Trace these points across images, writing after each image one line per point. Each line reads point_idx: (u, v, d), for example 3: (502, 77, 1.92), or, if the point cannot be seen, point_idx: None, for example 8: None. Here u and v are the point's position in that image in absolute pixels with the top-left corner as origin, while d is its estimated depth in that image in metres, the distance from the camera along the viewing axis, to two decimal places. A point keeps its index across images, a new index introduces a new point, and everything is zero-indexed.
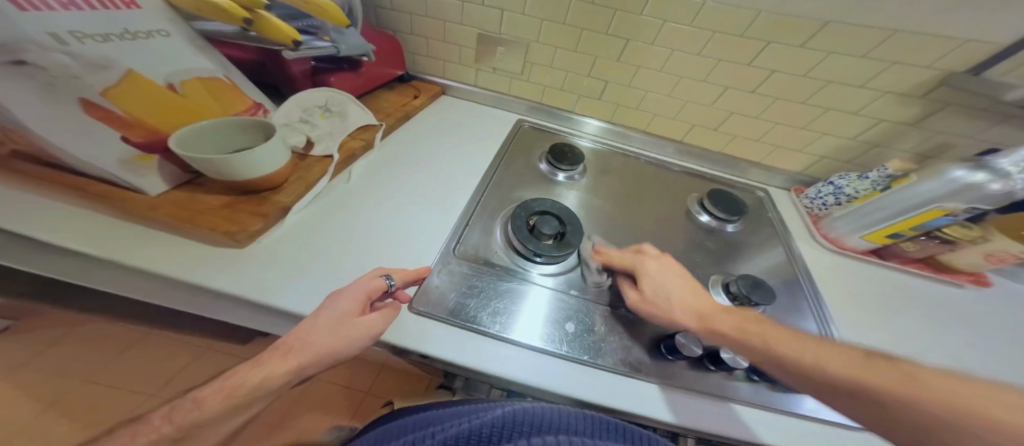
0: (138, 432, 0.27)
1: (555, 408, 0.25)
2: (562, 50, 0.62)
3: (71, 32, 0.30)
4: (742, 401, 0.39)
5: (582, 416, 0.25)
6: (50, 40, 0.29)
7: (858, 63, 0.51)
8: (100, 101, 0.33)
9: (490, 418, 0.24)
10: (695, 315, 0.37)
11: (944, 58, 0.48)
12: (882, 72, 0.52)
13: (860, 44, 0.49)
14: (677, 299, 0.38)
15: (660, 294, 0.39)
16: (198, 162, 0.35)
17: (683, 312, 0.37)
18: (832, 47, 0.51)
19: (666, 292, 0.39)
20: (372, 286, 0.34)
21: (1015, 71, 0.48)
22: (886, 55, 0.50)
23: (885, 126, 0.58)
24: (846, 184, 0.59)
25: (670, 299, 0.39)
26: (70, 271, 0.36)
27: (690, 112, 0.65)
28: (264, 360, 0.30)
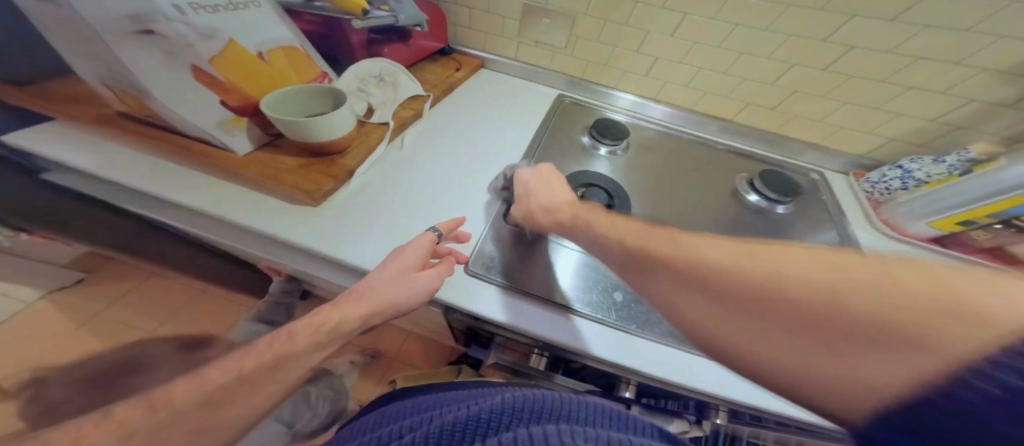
0: (244, 354, 0.31)
1: (552, 399, 0.25)
2: (610, 23, 0.60)
3: (189, 4, 0.34)
4: None
5: (582, 407, 0.25)
6: (175, 12, 0.33)
7: (957, 37, 0.47)
8: (207, 67, 0.36)
9: (487, 406, 0.24)
10: (543, 211, 0.40)
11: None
12: (983, 49, 0.47)
13: (955, 13, 0.45)
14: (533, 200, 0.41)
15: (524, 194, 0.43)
16: (283, 125, 0.38)
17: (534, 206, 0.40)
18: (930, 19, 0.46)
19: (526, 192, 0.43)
20: (427, 244, 0.37)
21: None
22: (994, 28, 0.45)
23: (977, 106, 0.52)
24: (918, 168, 0.54)
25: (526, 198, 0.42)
26: (169, 212, 0.41)
27: (745, 90, 0.62)
28: (341, 302, 0.33)
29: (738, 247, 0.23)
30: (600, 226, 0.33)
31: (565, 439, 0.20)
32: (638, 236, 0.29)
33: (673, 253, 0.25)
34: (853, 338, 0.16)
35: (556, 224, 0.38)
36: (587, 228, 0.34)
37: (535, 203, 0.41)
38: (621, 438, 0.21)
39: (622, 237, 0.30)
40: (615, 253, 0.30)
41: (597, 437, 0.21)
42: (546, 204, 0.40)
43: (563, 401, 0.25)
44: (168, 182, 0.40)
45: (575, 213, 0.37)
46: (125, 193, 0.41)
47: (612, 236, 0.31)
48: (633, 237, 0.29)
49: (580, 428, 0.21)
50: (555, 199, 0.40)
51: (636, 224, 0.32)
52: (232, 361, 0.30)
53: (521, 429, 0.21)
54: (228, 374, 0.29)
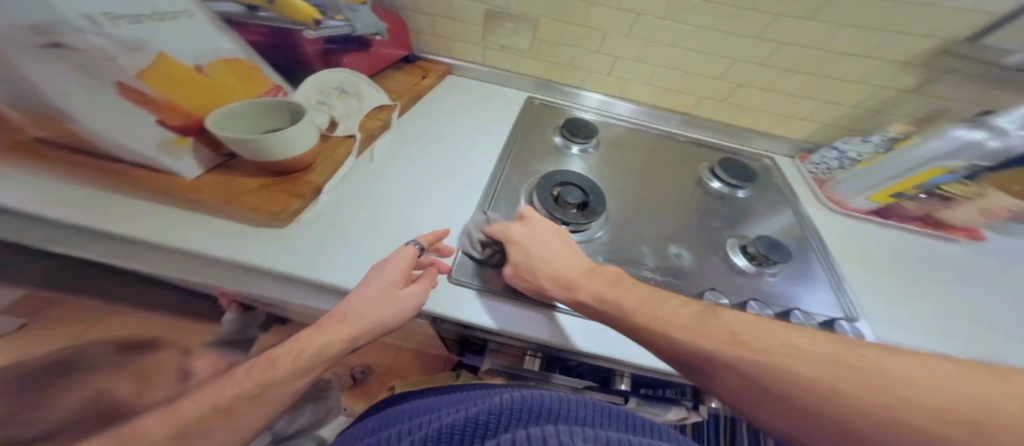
0: (223, 385, 0.29)
1: (552, 400, 0.25)
2: (571, 25, 0.61)
3: (104, 14, 0.29)
4: None
5: (579, 406, 0.25)
6: (86, 23, 0.28)
7: (868, 35, 0.52)
8: (135, 83, 0.33)
9: (485, 408, 0.24)
10: (558, 284, 0.35)
11: (948, 23, 0.49)
12: (884, 43, 0.53)
13: (865, 12, 0.50)
14: (542, 266, 0.36)
15: (529, 260, 0.37)
16: (236, 143, 0.36)
17: (547, 276, 0.35)
18: (840, 19, 0.52)
19: (529, 258, 0.37)
20: (407, 257, 0.36)
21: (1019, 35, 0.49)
22: (892, 24, 0.51)
23: (889, 95, 0.59)
24: (850, 148, 0.61)
25: (533, 264, 0.36)
26: (108, 250, 0.37)
27: (697, 85, 0.65)
28: (323, 325, 0.31)
29: (830, 356, 0.20)
30: (652, 319, 0.28)
31: (564, 438, 0.20)
32: (701, 335, 0.25)
33: (749, 357, 0.22)
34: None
35: (575, 304, 0.34)
36: (630, 316, 0.29)
37: (548, 274, 0.35)
38: (621, 438, 0.22)
39: (678, 332, 0.26)
40: (671, 350, 0.26)
41: (595, 437, 0.21)
42: (563, 276, 0.35)
43: (563, 401, 0.25)
44: (105, 213, 0.36)
45: (602, 289, 0.33)
46: (49, 228, 0.36)
47: (665, 330, 0.27)
48: (695, 335, 0.25)
49: (579, 429, 0.21)
50: (570, 268, 0.36)
51: (695, 313, 0.27)
52: (209, 393, 0.28)
53: (521, 430, 0.21)
54: (201, 407, 0.27)
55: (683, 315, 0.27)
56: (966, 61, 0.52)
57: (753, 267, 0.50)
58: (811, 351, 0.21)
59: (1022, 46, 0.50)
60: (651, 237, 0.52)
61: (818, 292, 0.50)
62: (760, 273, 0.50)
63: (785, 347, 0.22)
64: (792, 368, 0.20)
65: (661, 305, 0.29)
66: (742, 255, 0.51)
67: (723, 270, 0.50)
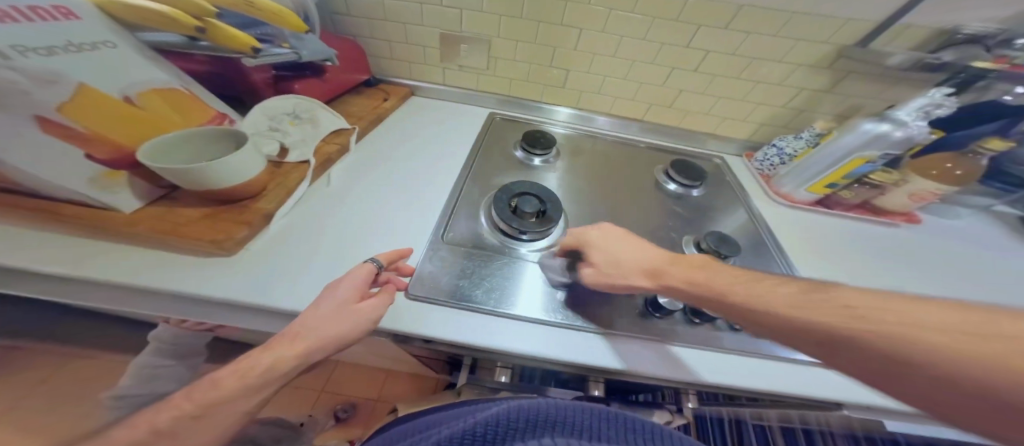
0: (162, 407, 0.29)
1: (558, 405, 0.25)
2: (522, 44, 0.65)
3: (11, 46, 0.29)
4: (734, 349, 0.42)
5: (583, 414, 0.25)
6: None
7: (773, 40, 0.58)
8: (56, 118, 0.32)
9: (485, 416, 0.23)
10: (645, 274, 0.37)
11: (843, 29, 0.56)
12: (792, 48, 0.58)
13: (768, 23, 0.56)
14: (626, 261, 0.39)
15: (612, 262, 0.39)
16: (169, 173, 0.35)
17: (632, 268, 0.38)
18: (749, 28, 0.57)
19: (616, 258, 0.39)
20: (364, 272, 0.35)
21: (892, 42, 0.56)
22: (794, 33, 0.56)
23: (808, 93, 0.64)
24: (786, 144, 0.67)
25: (617, 263, 0.39)
26: (32, 288, 0.35)
27: (646, 93, 0.70)
28: (274, 345, 0.31)
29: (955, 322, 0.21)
30: (764, 301, 0.29)
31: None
32: (818, 311, 0.26)
33: (866, 330, 0.23)
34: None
35: (668, 291, 0.36)
36: (733, 297, 0.31)
37: (631, 267, 0.38)
38: None
39: (783, 309, 0.28)
40: (782, 327, 0.28)
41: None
42: (648, 268, 0.38)
43: (567, 404, 0.25)
44: (22, 248, 0.34)
45: (696, 275, 0.35)
46: None
47: (770, 308, 0.29)
48: (808, 312, 0.27)
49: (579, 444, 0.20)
50: (646, 259, 0.38)
51: (803, 292, 0.29)
52: (144, 416, 0.29)
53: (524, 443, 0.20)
54: (138, 432, 0.28)
55: (791, 290, 0.29)
56: (864, 63, 0.58)
57: None
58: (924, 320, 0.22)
59: (902, 48, 0.56)
60: None
61: None
62: None
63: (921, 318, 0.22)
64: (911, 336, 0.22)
65: (766, 286, 0.31)
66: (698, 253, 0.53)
67: None
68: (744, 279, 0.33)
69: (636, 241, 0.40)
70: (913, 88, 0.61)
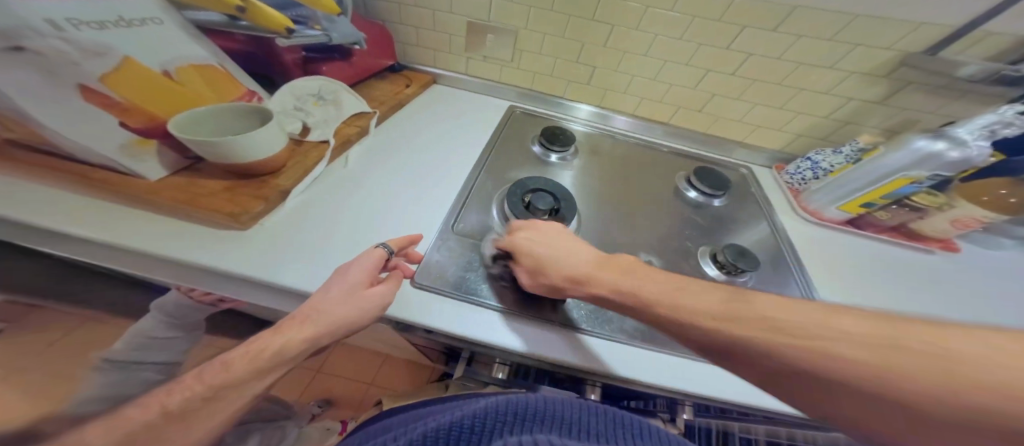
0: (174, 389, 0.29)
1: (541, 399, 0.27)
2: (550, 37, 0.63)
3: (68, 19, 0.30)
4: None
5: (568, 409, 0.27)
6: (49, 27, 0.29)
7: (825, 45, 0.54)
8: (98, 87, 0.33)
9: (471, 411, 0.24)
10: (573, 281, 0.35)
11: (901, 37, 0.52)
12: (846, 55, 0.55)
13: (823, 25, 0.52)
14: (558, 265, 0.36)
15: (543, 265, 0.36)
16: (199, 146, 0.36)
17: (559, 274, 0.35)
18: (802, 31, 0.53)
19: (541, 261, 0.37)
20: (376, 257, 0.35)
21: (967, 50, 0.52)
22: (849, 37, 0.53)
23: (855, 104, 0.60)
24: (822, 159, 0.62)
25: (544, 267, 0.36)
26: (72, 251, 0.37)
27: (675, 96, 0.67)
28: (284, 328, 0.31)
29: (868, 334, 0.21)
30: (682, 309, 0.28)
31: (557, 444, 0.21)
32: (778, 339, 0.23)
33: (788, 344, 0.22)
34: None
35: (594, 298, 0.35)
36: (650, 306, 0.31)
37: (559, 273, 0.36)
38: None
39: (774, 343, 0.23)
40: (771, 364, 0.23)
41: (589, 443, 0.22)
42: (574, 273, 0.35)
43: (548, 399, 0.27)
44: (56, 211, 0.36)
45: (621, 282, 0.33)
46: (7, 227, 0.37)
47: (746, 338, 0.24)
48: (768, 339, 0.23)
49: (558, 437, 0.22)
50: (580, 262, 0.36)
51: (722, 300, 0.28)
52: (159, 397, 0.29)
53: (512, 435, 0.21)
54: (151, 412, 0.28)
55: (711, 300, 0.28)
56: (926, 73, 0.54)
57: (724, 276, 0.50)
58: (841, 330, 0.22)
59: (975, 59, 0.51)
60: (625, 245, 0.53)
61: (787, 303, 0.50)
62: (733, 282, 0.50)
63: (840, 335, 0.21)
64: (838, 352, 0.21)
65: (684, 292, 0.30)
66: (713, 264, 0.51)
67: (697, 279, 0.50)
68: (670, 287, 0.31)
69: (568, 241, 0.38)
70: (978, 104, 0.56)
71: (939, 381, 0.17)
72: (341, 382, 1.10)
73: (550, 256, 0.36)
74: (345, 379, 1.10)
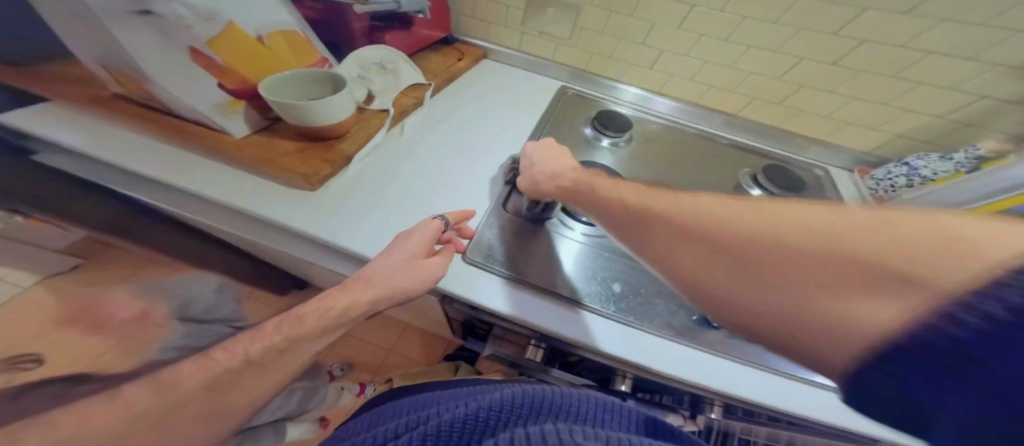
0: (254, 337, 0.32)
1: (555, 389, 0.26)
2: (616, 13, 0.59)
3: None
4: (796, 376, 0.37)
5: (583, 401, 0.26)
6: None
7: (974, 31, 0.46)
8: (204, 49, 0.36)
9: (485, 401, 0.24)
10: (546, 176, 0.40)
11: None
12: (1000, 43, 0.46)
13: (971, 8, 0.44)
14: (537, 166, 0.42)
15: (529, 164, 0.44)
16: (280, 108, 0.38)
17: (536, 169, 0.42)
18: (940, 14, 0.46)
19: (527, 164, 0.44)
20: (432, 228, 0.36)
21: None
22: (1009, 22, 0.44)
23: (986, 103, 0.51)
24: (924, 164, 0.53)
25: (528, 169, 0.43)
26: (172, 199, 0.41)
27: (751, 84, 0.60)
28: (348, 287, 0.33)
29: (718, 201, 0.23)
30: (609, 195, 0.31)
31: (564, 438, 0.20)
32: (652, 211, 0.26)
33: (662, 212, 0.25)
34: (849, 281, 0.16)
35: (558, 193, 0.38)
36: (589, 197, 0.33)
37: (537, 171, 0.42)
38: (621, 437, 0.22)
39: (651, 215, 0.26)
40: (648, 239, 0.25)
41: (596, 436, 0.21)
42: (549, 172, 0.40)
43: (562, 390, 0.27)
44: (156, 163, 0.40)
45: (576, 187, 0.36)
46: (123, 174, 0.42)
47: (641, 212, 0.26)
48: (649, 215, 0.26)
49: (569, 427, 0.21)
50: (557, 165, 0.41)
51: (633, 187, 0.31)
52: (240, 344, 0.31)
53: (520, 429, 0.21)
54: (234, 360, 0.30)
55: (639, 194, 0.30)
56: None
57: None
58: (700, 201, 0.24)
59: None
60: None
61: None
62: None
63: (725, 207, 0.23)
64: (693, 214, 0.23)
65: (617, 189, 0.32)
66: None
67: None
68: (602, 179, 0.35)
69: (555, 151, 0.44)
70: None
71: (813, 231, 0.18)
72: (363, 348, 1.17)
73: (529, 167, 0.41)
74: (367, 346, 1.18)
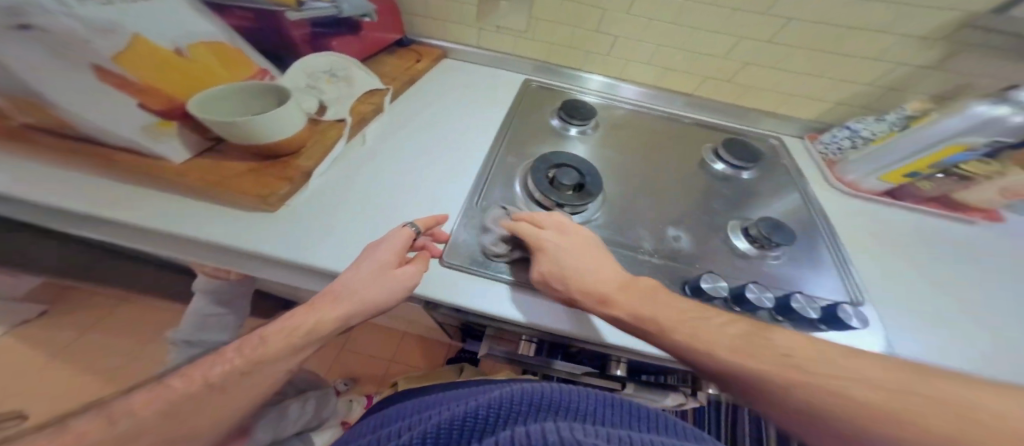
0: (215, 361, 0.30)
1: (558, 390, 0.26)
2: (569, 3, 0.59)
3: None
4: None
5: (577, 397, 0.26)
6: (55, 4, 0.28)
7: (880, 6, 0.49)
8: (114, 68, 0.33)
9: (486, 402, 0.24)
10: (592, 298, 0.33)
11: None
12: (903, 17, 0.50)
13: None
14: (574, 277, 0.34)
15: (558, 269, 0.34)
16: (219, 127, 0.35)
17: (574, 280, 0.34)
18: None
19: (560, 266, 0.34)
20: (403, 236, 0.35)
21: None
22: None
23: (904, 71, 0.56)
24: (863, 127, 0.58)
25: (563, 274, 0.34)
26: (107, 233, 0.38)
27: (703, 64, 0.63)
28: (316, 304, 0.31)
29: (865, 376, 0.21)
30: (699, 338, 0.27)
31: (565, 435, 0.20)
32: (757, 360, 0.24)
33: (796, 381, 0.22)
34: None
35: (609, 320, 0.32)
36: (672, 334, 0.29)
37: (578, 282, 0.33)
38: (620, 434, 0.22)
39: (727, 353, 0.26)
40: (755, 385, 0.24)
41: (597, 433, 0.21)
42: (596, 291, 0.33)
43: (563, 391, 0.27)
44: (88, 195, 0.36)
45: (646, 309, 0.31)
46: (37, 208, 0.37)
47: (711, 352, 0.26)
48: (746, 360, 0.25)
49: (568, 425, 0.21)
50: (602, 278, 0.34)
51: (739, 333, 0.27)
52: (199, 370, 0.30)
53: (520, 427, 0.21)
54: (194, 383, 0.29)
55: (730, 333, 0.27)
56: (992, 32, 0.49)
57: (755, 250, 0.49)
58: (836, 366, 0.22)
59: None
60: (647, 220, 0.51)
61: (823, 277, 0.48)
62: (762, 256, 0.49)
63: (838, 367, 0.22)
64: (839, 389, 0.21)
65: (704, 324, 0.28)
66: (743, 238, 0.50)
67: (727, 254, 0.49)
68: (667, 304, 0.31)
69: (583, 242, 0.37)
70: None
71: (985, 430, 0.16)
72: (362, 360, 1.14)
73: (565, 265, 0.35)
74: (365, 358, 1.14)
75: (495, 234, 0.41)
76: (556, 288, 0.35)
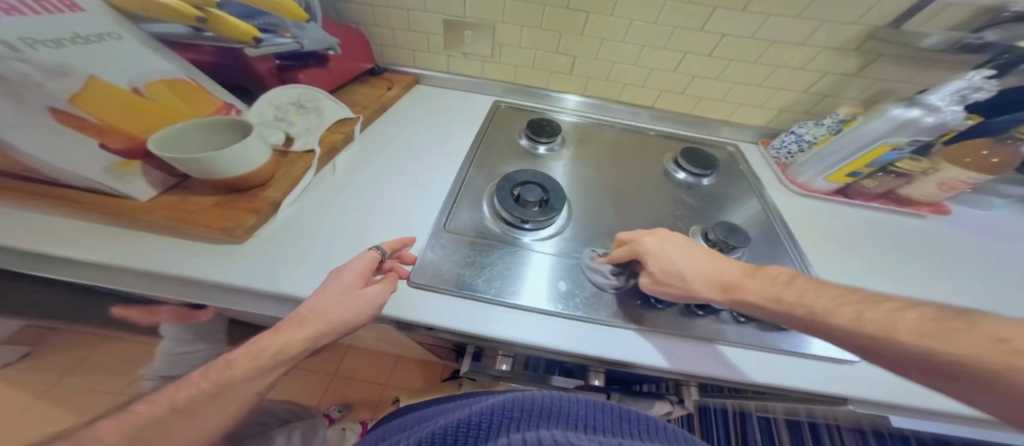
0: (181, 387, 0.31)
1: (558, 395, 0.26)
2: (528, 29, 0.63)
3: (22, 38, 0.29)
4: (733, 341, 0.40)
5: (576, 402, 0.25)
6: (5, 48, 0.28)
7: (793, 22, 0.54)
8: (70, 109, 0.33)
9: (484, 409, 0.23)
10: (716, 288, 0.36)
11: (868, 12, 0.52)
12: (816, 31, 0.55)
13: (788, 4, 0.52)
14: (691, 273, 0.37)
15: (670, 271, 0.38)
16: (181, 164, 0.36)
17: (696, 278, 0.37)
18: (768, 10, 0.54)
19: (672, 267, 0.38)
20: (368, 259, 0.36)
21: (929, 22, 0.53)
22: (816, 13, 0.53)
23: (832, 78, 0.61)
24: (806, 131, 0.63)
25: (679, 275, 0.37)
26: (64, 273, 0.37)
27: (656, 79, 0.67)
28: (283, 328, 0.32)
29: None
30: (868, 323, 0.27)
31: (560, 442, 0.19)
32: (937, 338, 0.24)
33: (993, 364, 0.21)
34: None
35: (739, 306, 0.35)
36: (829, 318, 0.29)
37: (697, 279, 0.37)
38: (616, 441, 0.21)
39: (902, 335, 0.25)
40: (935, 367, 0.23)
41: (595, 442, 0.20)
42: (721, 281, 0.36)
43: (564, 394, 0.26)
44: (53, 234, 0.36)
45: (779, 293, 0.32)
46: None
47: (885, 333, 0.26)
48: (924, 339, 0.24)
49: (565, 434, 0.20)
50: (717, 271, 0.37)
51: (924, 318, 0.25)
52: (166, 396, 0.30)
53: (517, 433, 0.20)
54: (160, 407, 0.30)
55: (911, 317, 0.26)
56: (893, 45, 0.54)
57: None
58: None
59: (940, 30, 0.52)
60: (613, 230, 0.53)
61: None
62: None
63: None
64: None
65: (872, 309, 0.27)
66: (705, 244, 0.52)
67: None
68: (810, 289, 0.32)
69: (680, 241, 0.40)
70: (950, 72, 0.57)
71: None
72: (355, 385, 1.10)
73: (683, 266, 0.38)
74: (359, 382, 1.11)
75: (598, 268, 0.43)
76: (672, 287, 0.38)
